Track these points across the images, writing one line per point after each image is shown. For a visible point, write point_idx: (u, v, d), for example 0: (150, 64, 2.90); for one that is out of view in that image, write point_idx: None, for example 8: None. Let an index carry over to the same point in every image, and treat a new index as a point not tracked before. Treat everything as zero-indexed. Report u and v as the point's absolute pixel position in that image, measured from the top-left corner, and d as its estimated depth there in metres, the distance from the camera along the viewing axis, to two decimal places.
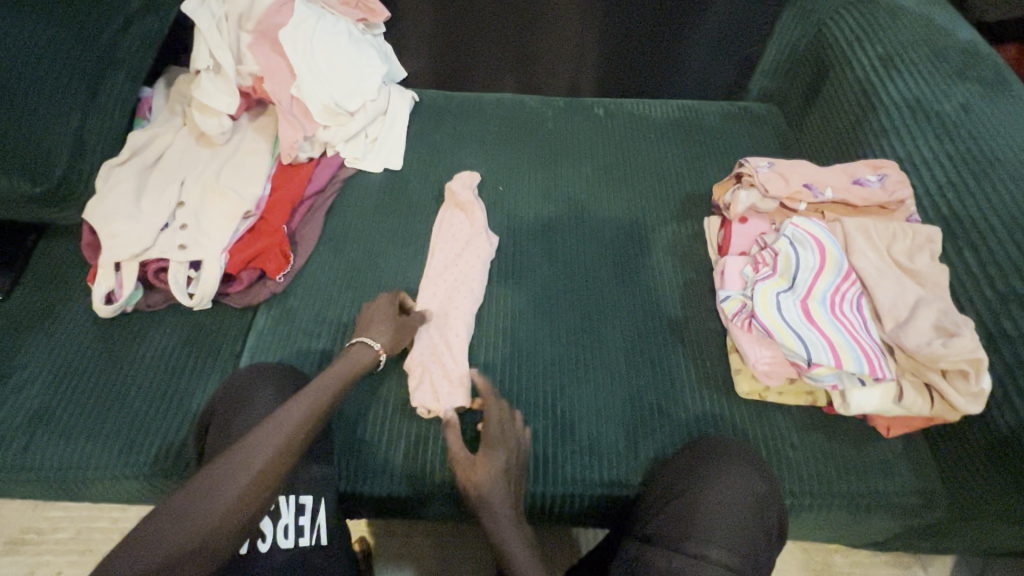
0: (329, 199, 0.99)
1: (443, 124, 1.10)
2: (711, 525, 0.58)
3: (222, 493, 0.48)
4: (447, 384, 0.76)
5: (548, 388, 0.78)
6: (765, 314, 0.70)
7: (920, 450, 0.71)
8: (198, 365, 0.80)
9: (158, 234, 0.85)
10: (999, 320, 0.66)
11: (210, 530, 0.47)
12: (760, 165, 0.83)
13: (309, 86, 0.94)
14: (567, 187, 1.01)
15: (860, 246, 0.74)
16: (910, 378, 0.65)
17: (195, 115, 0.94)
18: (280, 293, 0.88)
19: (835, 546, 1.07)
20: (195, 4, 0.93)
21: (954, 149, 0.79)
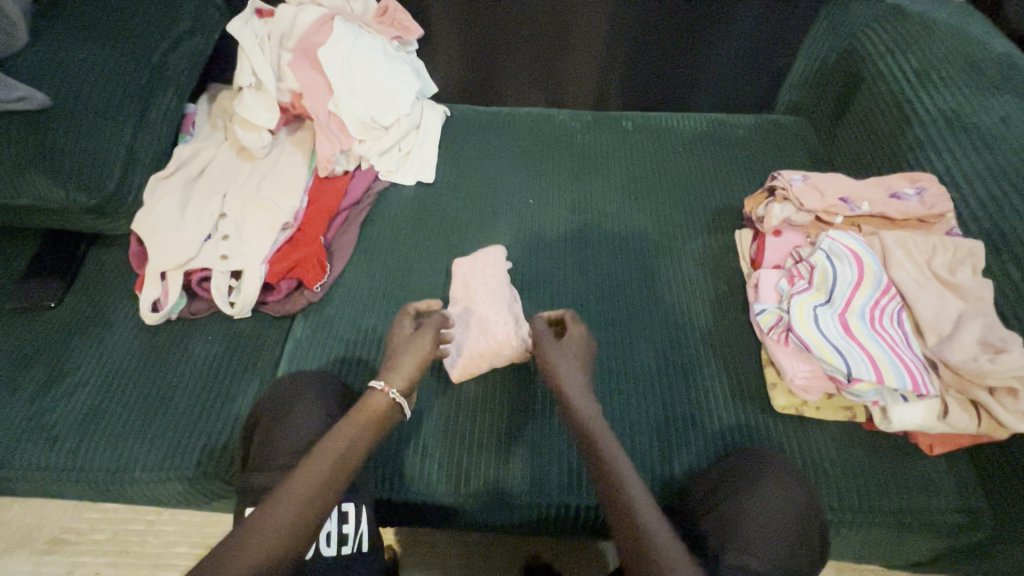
0: (364, 211, 1.01)
1: (473, 137, 1.12)
2: (750, 539, 0.58)
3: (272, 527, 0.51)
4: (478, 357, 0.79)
5: None
6: (802, 327, 0.70)
7: (965, 467, 0.70)
8: (238, 371, 0.82)
9: (202, 244, 0.88)
10: None
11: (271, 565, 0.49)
12: (794, 178, 0.83)
13: (346, 102, 0.98)
14: (597, 199, 1.02)
15: (899, 260, 0.73)
16: (955, 394, 0.64)
17: (238, 130, 0.98)
18: (317, 302, 0.90)
19: (872, 567, 1.04)
20: (240, 25, 0.98)
21: (995, 161, 0.78)
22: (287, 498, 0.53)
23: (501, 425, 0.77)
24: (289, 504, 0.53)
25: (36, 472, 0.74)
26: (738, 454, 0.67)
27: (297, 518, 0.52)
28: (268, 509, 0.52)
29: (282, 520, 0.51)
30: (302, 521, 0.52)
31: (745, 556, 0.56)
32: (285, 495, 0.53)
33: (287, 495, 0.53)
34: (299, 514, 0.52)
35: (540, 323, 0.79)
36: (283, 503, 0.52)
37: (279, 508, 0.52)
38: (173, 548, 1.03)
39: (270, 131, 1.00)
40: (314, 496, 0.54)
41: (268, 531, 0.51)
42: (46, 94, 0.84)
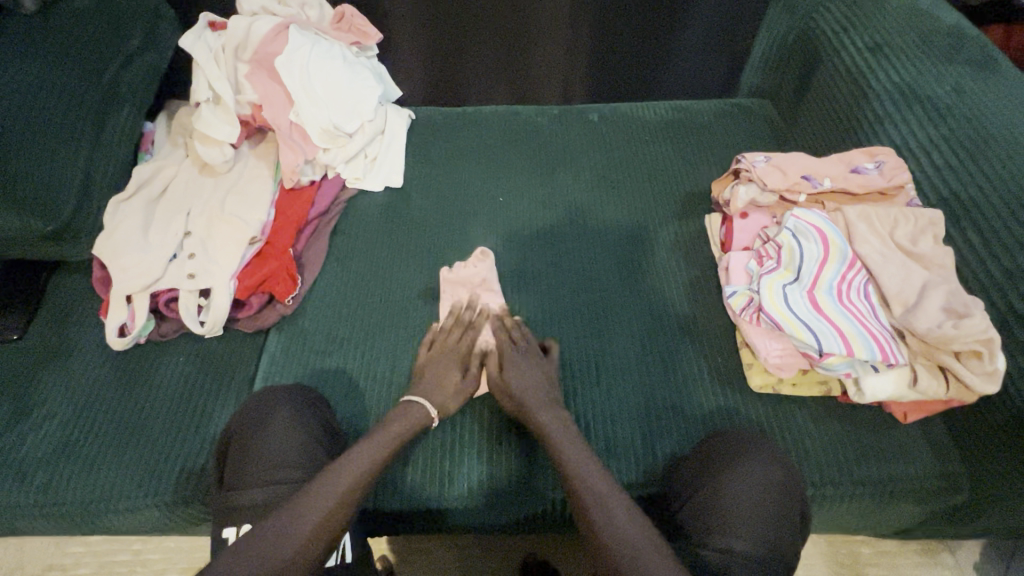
0: (333, 220, 1.00)
1: (440, 139, 1.12)
2: (733, 519, 0.58)
3: (290, 536, 0.55)
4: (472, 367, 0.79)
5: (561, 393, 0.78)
6: (772, 306, 0.70)
7: (938, 433, 0.71)
8: (214, 391, 0.81)
9: (168, 264, 0.86)
10: (1007, 297, 0.66)
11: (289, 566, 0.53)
12: (757, 159, 0.83)
13: (307, 112, 0.97)
14: (567, 193, 1.02)
15: (863, 233, 0.74)
16: (923, 361, 0.65)
17: (197, 146, 0.96)
18: (290, 315, 0.89)
19: (860, 537, 1.07)
20: (193, 39, 0.96)
21: (950, 131, 0.79)
22: (306, 503, 0.57)
23: (482, 426, 0.77)
24: (308, 511, 0.57)
25: (8, 510, 0.72)
26: (719, 433, 0.68)
27: (314, 522, 0.56)
28: (287, 514, 0.56)
29: (300, 524, 0.56)
30: (320, 525, 0.56)
31: (728, 537, 0.56)
32: (304, 504, 0.57)
33: (306, 500, 0.57)
34: (315, 521, 0.56)
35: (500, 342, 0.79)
36: (303, 508, 0.57)
37: (300, 513, 0.56)
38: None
39: (231, 145, 0.98)
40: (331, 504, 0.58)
41: (290, 535, 0.55)
42: None
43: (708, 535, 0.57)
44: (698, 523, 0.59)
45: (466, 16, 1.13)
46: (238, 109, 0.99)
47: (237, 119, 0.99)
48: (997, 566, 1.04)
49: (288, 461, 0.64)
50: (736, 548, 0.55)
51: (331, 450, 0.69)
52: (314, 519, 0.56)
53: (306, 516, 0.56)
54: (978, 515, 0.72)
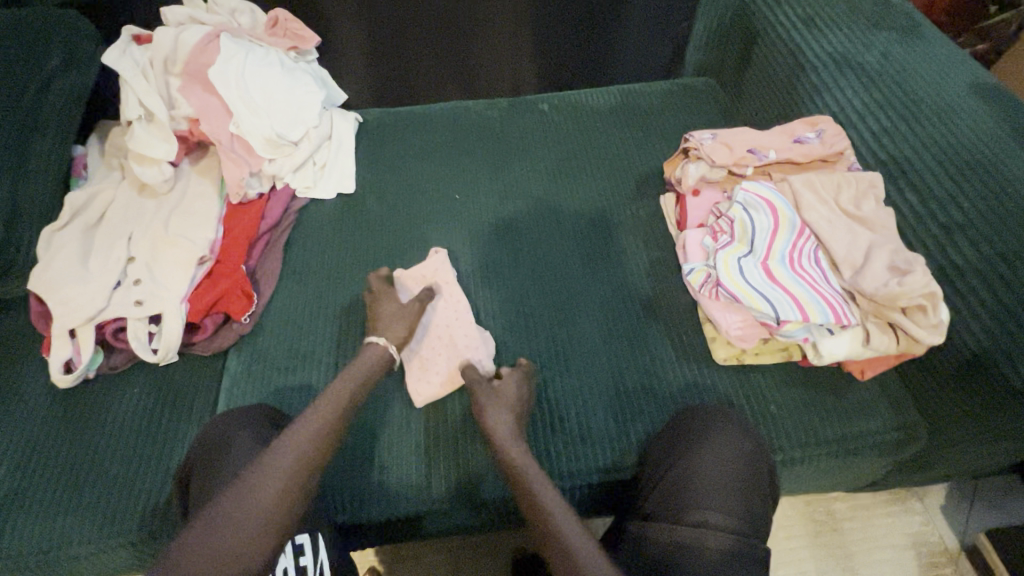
0: (285, 232, 0.97)
1: (391, 140, 1.10)
2: (706, 492, 0.59)
3: (265, 484, 0.54)
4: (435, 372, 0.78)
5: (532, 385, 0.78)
6: (729, 280, 0.71)
7: (895, 387, 0.74)
8: (173, 420, 0.78)
9: (111, 293, 0.82)
10: (946, 251, 0.68)
11: (270, 512, 0.52)
12: (704, 137, 0.84)
13: (247, 122, 0.93)
14: (524, 185, 1.02)
15: (809, 201, 0.76)
16: (874, 320, 0.68)
17: (133, 167, 0.92)
18: (249, 334, 0.86)
19: (835, 493, 1.11)
20: (117, 55, 0.91)
21: (882, 96, 0.82)
22: (255, 479, 0.54)
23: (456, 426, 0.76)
24: (257, 488, 0.54)
25: None
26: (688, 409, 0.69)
27: (265, 501, 0.53)
28: (236, 492, 0.53)
29: (248, 503, 0.52)
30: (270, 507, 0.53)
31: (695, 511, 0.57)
32: (253, 479, 0.54)
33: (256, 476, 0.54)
34: (266, 502, 0.53)
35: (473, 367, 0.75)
36: (250, 487, 0.53)
37: (248, 493, 0.53)
38: None
39: (170, 163, 0.94)
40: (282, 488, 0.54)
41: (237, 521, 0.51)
42: None
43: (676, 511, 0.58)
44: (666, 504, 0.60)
45: (405, 14, 1.11)
46: (173, 125, 0.94)
47: (174, 135, 0.95)
48: (961, 507, 1.09)
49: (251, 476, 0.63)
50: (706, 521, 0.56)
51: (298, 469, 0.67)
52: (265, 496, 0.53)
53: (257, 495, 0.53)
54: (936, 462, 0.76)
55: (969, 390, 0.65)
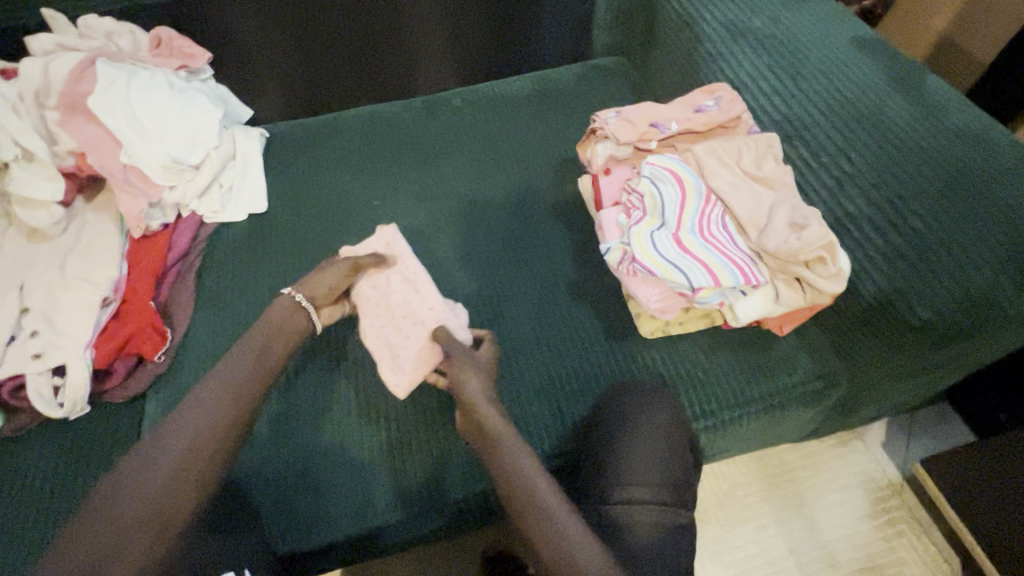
0: (196, 261, 0.92)
1: (302, 153, 1.06)
2: (640, 471, 0.60)
3: (186, 427, 0.56)
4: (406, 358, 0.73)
5: None
6: (644, 254, 0.72)
7: (813, 338, 0.76)
8: (95, 473, 0.74)
9: (5, 350, 0.76)
10: (840, 202, 0.71)
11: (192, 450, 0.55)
12: (608, 116, 0.85)
13: (139, 150, 0.88)
14: (443, 184, 1.00)
15: (713, 168, 0.77)
16: (782, 277, 0.70)
17: (17, 212, 0.85)
18: (166, 372, 0.82)
19: (785, 445, 1.16)
20: None
21: (772, 58, 0.84)
22: (156, 448, 0.55)
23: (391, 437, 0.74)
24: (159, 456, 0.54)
25: None
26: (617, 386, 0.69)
27: (172, 464, 0.53)
28: (135, 463, 0.53)
29: (150, 472, 0.53)
30: (177, 470, 0.53)
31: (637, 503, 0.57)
32: (156, 447, 0.55)
33: (156, 446, 0.55)
34: (174, 468, 0.53)
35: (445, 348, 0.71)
36: (156, 459, 0.54)
37: (151, 462, 0.53)
38: None
39: (59, 203, 0.88)
40: (191, 456, 0.55)
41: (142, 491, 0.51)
42: None
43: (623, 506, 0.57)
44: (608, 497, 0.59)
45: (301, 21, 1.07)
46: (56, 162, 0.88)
47: (59, 172, 0.88)
48: (902, 441, 1.15)
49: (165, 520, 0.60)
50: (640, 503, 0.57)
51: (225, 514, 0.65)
52: (172, 462, 0.54)
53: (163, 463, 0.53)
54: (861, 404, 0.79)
55: (874, 331, 0.68)
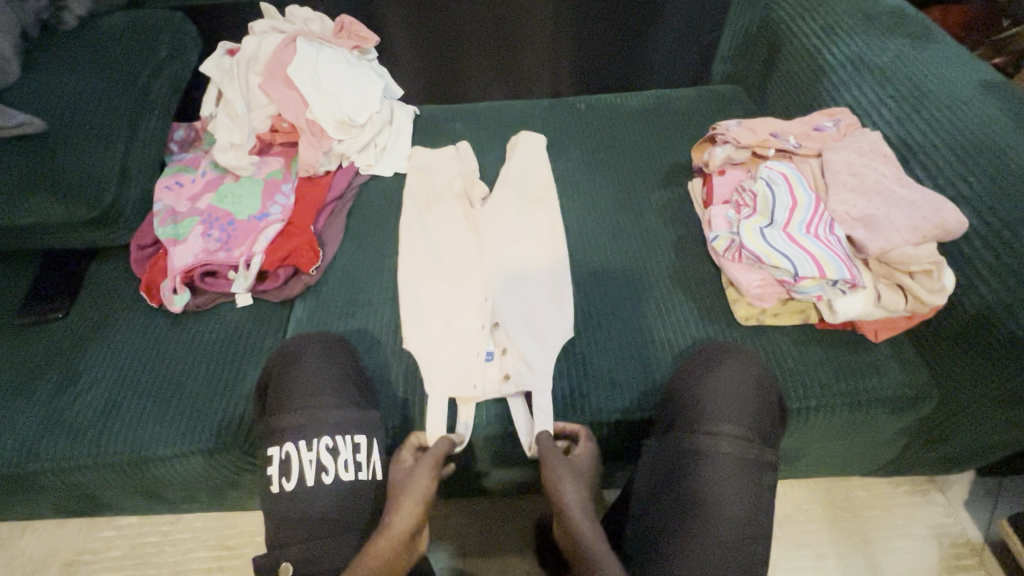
0: (347, 203, 1.07)
1: (442, 128, 1.20)
2: (714, 409, 0.69)
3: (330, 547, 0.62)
4: (861, 281, 0.74)
5: (575, 348, 0.84)
6: (751, 242, 0.78)
7: (904, 347, 0.80)
8: (245, 355, 0.87)
9: (200, 244, 0.96)
10: (963, 210, 0.75)
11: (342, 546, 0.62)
12: (730, 124, 0.93)
13: (320, 107, 1.05)
14: (560, 171, 1.10)
15: (836, 170, 0.83)
16: (885, 282, 0.74)
17: (220, 150, 1.06)
18: (314, 285, 0.95)
19: (855, 482, 1.13)
20: (212, 62, 1.09)
21: (892, 89, 0.90)
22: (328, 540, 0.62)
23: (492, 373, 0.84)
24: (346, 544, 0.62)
25: (67, 463, 0.78)
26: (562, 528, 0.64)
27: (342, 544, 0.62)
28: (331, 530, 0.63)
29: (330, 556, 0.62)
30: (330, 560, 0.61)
31: (722, 419, 0.68)
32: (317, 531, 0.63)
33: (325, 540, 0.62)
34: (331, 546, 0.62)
35: (907, 265, 0.72)
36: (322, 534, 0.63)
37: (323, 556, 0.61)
38: (191, 553, 1.11)
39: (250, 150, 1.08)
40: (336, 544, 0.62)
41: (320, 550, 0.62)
42: (40, 119, 0.90)
43: (714, 548, 0.63)
44: (704, 367, 0.75)
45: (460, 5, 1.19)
46: (256, 123, 1.08)
47: (254, 131, 1.08)
48: (987, 500, 1.09)
49: (323, 391, 0.69)
50: (722, 435, 0.67)
51: (354, 367, 0.74)
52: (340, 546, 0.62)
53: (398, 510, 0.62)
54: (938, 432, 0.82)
55: (991, 347, 0.69)
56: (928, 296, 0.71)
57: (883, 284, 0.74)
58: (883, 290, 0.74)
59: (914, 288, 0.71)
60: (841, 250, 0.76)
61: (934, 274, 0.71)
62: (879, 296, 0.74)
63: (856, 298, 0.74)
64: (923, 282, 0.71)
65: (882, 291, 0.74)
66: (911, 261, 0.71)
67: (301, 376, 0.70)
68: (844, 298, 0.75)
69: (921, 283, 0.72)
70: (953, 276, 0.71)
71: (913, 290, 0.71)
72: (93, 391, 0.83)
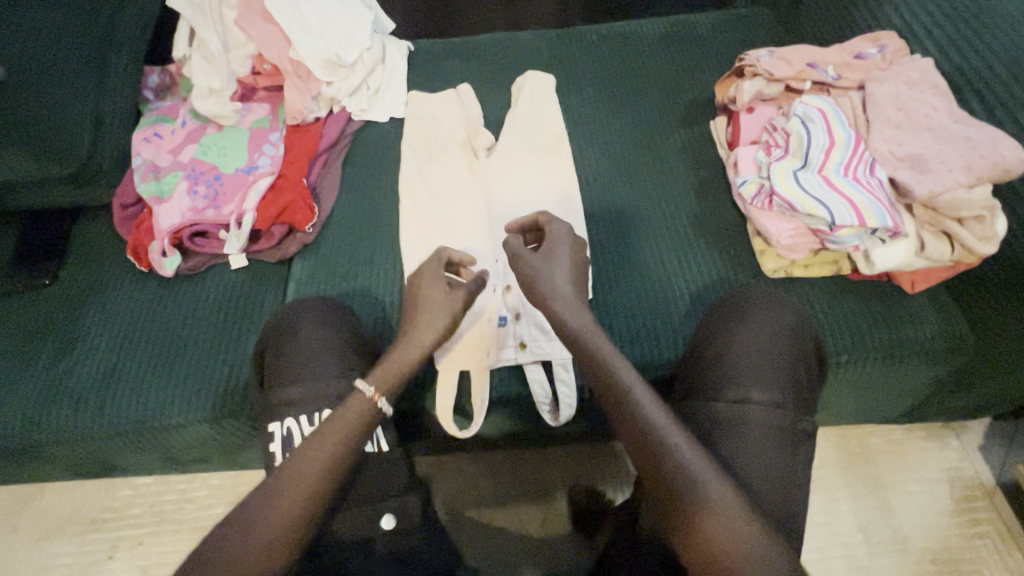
0: (341, 153, 0.99)
1: (439, 65, 1.10)
2: (738, 358, 0.66)
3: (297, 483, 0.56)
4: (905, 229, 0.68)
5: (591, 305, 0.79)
6: (783, 187, 0.72)
7: (942, 296, 0.75)
8: (243, 318, 0.83)
9: (187, 201, 0.89)
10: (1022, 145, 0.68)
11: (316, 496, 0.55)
12: (761, 53, 0.84)
13: (304, 44, 0.95)
14: (570, 111, 1.01)
15: (880, 103, 0.75)
16: (929, 230, 0.69)
17: (199, 98, 0.97)
18: (311, 243, 0.90)
19: (871, 429, 1.12)
20: None
21: (946, 7, 0.80)
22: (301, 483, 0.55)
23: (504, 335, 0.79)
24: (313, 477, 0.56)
25: (70, 432, 0.76)
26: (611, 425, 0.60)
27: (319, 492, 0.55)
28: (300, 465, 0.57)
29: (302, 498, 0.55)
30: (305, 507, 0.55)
31: (744, 368, 0.65)
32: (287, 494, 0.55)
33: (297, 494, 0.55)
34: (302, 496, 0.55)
35: (957, 210, 0.66)
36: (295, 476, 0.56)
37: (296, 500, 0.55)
38: (209, 508, 1.12)
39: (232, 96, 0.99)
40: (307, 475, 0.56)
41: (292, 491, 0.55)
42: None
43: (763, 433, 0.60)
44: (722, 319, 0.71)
45: None
46: (235, 66, 0.99)
47: (234, 75, 0.99)
48: (1005, 445, 1.07)
49: (325, 357, 0.66)
50: (748, 386, 0.63)
51: (356, 333, 0.71)
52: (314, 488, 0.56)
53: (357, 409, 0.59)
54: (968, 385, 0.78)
55: None
56: (978, 244, 0.65)
57: (929, 232, 0.68)
58: (928, 239, 0.68)
59: (963, 235, 0.66)
60: (883, 196, 0.69)
61: (986, 221, 0.65)
62: (922, 245, 0.68)
63: (897, 247, 0.68)
64: (973, 230, 0.66)
65: (926, 239, 0.68)
66: (962, 206, 0.65)
67: (298, 343, 0.67)
68: (884, 247, 0.69)
69: (971, 230, 0.66)
70: (1006, 223, 0.65)
71: (962, 237, 0.66)
72: (89, 359, 0.80)
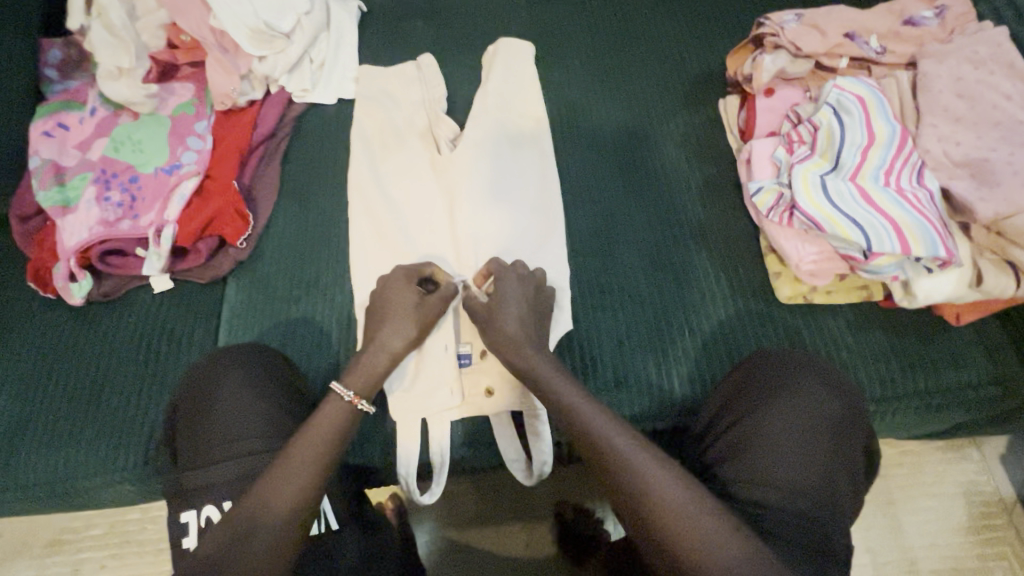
0: (281, 144, 0.84)
1: (397, 31, 0.92)
2: (767, 448, 0.52)
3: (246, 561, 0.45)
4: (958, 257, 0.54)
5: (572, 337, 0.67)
6: (809, 201, 0.57)
7: (991, 330, 0.62)
8: (170, 354, 0.72)
9: (95, 212, 0.75)
10: None
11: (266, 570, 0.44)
12: (786, 19, 0.67)
13: (226, 10, 0.77)
14: (552, 88, 0.84)
15: (935, 90, 0.59)
16: (988, 257, 0.55)
17: (105, 79, 0.80)
18: (248, 260, 0.77)
19: (884, 439, 1.02)
20: None
21: None
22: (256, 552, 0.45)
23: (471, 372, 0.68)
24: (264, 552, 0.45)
25: None
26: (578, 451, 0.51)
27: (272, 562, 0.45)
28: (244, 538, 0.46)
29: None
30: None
31: (776, 455, 0.51)
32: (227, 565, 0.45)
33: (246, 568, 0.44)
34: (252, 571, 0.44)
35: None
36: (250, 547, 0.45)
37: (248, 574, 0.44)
38: None
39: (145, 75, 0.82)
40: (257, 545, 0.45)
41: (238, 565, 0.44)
42: None
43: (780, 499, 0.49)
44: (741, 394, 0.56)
45: None
46: (145, 38, 0.81)
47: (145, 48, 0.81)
48: None
49: (247, 421, 0.56)
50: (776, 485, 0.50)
51: (284, 394, 0.59)
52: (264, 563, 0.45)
53: (269, 502, 0.46)
54: (1009, 425, 0.67)
55: None
56: None
57: (987, 260, 0.55)
58: (987, 269, 0.55)
59: None
60: (933, 213, 0.55)
61: None
62: (977, 276, 0.55)
63: (948, 278, 0.55)
64: None
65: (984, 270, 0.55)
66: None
67: (216, 404, 0.57)
68: (930, 277, 0.56)
69: None
70: None
71: None
72: None
